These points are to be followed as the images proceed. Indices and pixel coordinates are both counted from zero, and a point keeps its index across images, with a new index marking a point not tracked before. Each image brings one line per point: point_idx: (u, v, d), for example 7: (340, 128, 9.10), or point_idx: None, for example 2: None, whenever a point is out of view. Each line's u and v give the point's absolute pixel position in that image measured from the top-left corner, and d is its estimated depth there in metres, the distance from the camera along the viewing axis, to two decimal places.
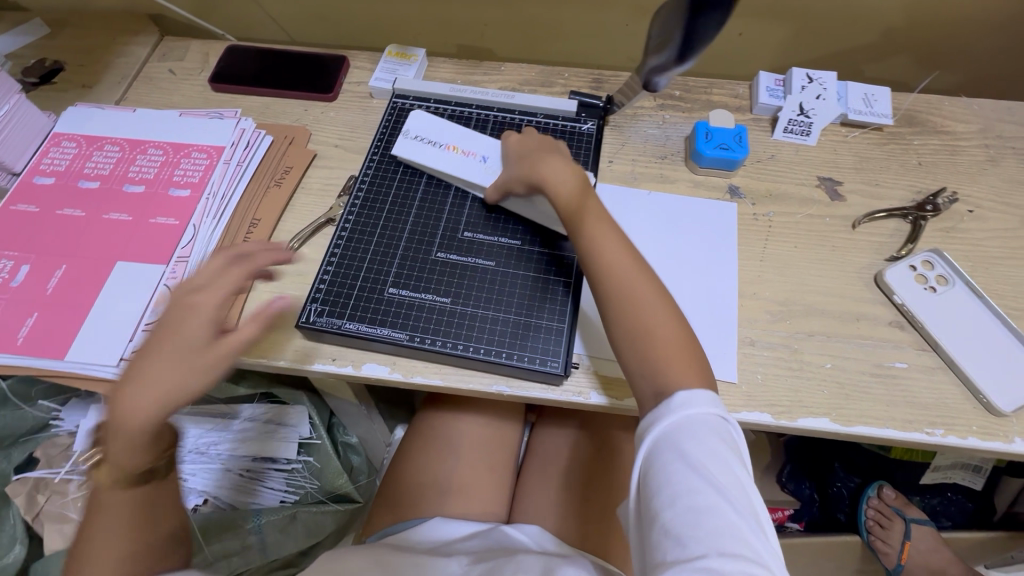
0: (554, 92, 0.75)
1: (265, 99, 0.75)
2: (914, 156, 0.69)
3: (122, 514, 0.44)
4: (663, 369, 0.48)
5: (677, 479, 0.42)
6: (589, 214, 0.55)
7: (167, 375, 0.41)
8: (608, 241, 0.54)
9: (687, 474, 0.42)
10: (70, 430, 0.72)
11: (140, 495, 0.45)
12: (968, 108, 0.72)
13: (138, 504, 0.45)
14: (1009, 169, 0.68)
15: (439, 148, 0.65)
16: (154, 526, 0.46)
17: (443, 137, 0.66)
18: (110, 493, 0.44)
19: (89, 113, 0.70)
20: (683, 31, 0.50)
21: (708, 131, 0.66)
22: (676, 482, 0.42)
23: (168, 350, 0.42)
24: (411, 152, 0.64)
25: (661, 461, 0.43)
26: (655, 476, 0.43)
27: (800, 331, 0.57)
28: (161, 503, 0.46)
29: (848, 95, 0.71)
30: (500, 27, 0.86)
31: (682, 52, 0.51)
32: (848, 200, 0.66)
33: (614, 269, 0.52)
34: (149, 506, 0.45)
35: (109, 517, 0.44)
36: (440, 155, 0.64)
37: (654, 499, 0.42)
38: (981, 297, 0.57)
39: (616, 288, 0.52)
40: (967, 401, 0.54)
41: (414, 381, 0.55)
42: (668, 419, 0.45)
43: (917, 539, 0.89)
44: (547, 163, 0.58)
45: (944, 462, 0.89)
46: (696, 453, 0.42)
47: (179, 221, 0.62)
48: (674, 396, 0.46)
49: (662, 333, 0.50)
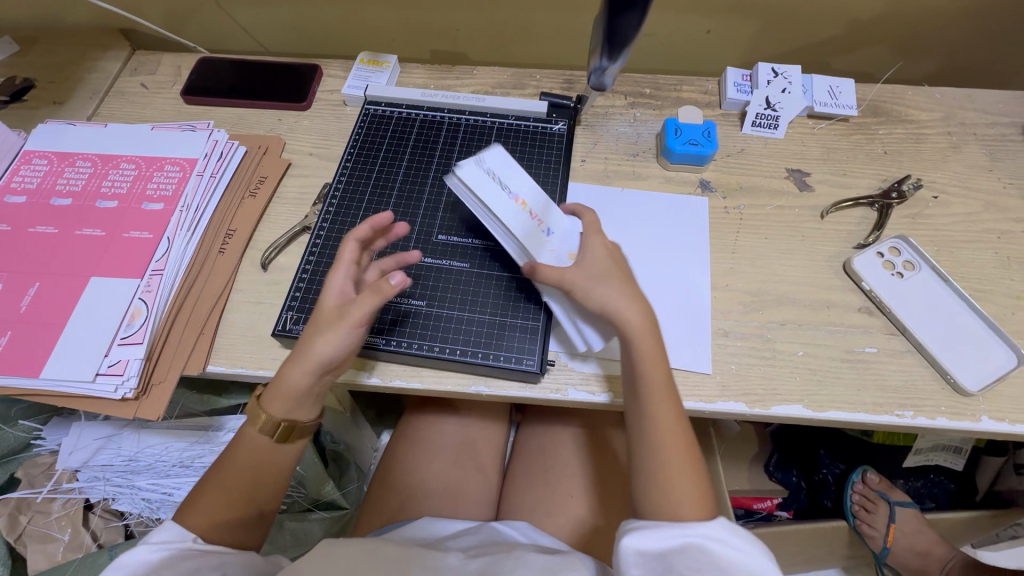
0: (526, 94, 0.76)
1: (238, 110, 0.75)
2: (879, 145, 0.70)
3: (246, 461, 0.51)
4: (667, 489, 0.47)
5: (708, 570, 0.42)
6: (659, 380, 0.50)
7: (314, 337, 0.50)
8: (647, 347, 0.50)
9: (720, 570, 0.42)
10: (53, 448, 0.72)
11: (270, 444, 0.52)
12: (931, 97, 0.74)
13: (260, 453, 0.52)
14: (972, 155, 0.69)
15: (508, 196, 0.55)
16: (258, 483, 0.51)
17: (520, 187, 0.56)
18: (253, 433, 0.52)
19: (60, 130, 0.70)
20: (608, 33, 0.52)
21: (678, 128, 0.67)
22: (707, 572, 0.41)
23: (320, 314, 0.51)
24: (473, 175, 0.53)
25: (692, 554, 0.42)
26: (687, 559, 0.42)
27: (772, 321, 0.58)
28: (274, 464, 0.52)
29: (814, 87, 0.72)
30: (472, 32, 0.87)
31: (612, 51, 0.54)
32: (817, 190, 0.67)
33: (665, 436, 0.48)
34: (265, 461, 0.52)
35: (235, 462, 0.51)
36: (506, 204, 0.54)
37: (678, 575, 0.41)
38: (947, 281, 0.58)
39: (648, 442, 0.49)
40: (935, 382, 0.55)
41: (393, 385, 0.56)
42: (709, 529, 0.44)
43: (900, 520, 0.91)
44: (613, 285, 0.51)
45: (925, 445, 0.91)
46: (731, 560, 0.42)
47: (152, 234, 0.62)
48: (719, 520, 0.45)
49: (684, 493, 0.47)
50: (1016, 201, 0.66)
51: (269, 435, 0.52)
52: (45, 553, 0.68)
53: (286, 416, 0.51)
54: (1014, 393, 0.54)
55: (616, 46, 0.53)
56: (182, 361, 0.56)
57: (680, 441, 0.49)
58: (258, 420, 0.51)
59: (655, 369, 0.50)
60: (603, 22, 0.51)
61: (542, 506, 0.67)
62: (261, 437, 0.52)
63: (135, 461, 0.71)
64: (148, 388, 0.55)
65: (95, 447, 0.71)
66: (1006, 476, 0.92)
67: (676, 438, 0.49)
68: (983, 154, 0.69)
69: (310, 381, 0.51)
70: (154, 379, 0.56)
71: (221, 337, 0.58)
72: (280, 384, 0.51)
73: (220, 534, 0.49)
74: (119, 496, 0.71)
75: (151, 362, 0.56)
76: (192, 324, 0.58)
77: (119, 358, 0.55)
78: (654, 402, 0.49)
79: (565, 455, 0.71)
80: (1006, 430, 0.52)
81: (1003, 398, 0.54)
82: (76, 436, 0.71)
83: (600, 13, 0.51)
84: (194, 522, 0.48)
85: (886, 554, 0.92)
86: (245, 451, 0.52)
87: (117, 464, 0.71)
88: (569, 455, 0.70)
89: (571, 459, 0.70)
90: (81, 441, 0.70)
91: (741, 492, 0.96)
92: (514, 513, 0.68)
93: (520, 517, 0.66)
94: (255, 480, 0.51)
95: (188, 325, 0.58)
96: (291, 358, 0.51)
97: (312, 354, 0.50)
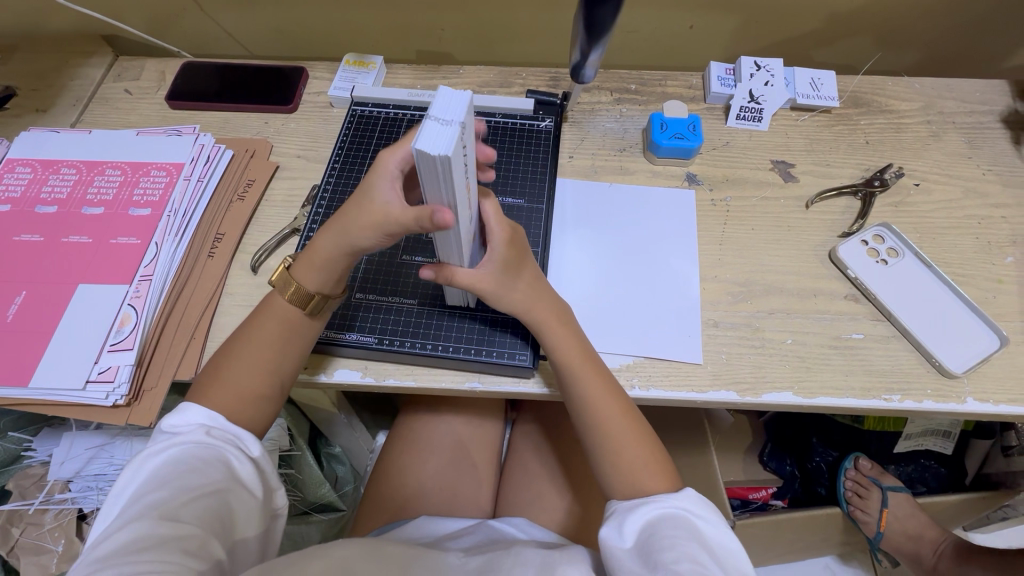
0: (512, 92, 0.77)
1: (224, 114, 0.75)
2: (861, 135, 0.71)
3: (271, 329, 0.51)
4: (636, 480, 0.49)
5: (682, 544, 0.43)
6: (578, 357, 0.51)
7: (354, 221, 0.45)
8: (570, 345, 0.51)
9: (692, 544, 0.43)
10: (43, 459, 0.70)
11: (299, 315, 0.51)
12: (910, 87, 0.75)
13: (288, 323, 0.51)
14: (951, 143, 0.70)
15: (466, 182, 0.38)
16: (285, 353, 0.51)
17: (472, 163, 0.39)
18: (284, 301, 0.51)
19: (44, 137, 0.70)
20: (589, 29, 0.53)
21: (663, 122, 0.68)
22: (681, 546, 0.43)
23: (362, 198, 0.44)
24: (424, 171, 0.34)
25: (668, 523, 0.45)
26: (661, 539, 0.44)
27: (761, 310, 0.59)
28: (303, 336, 0.52)
29: (796, 79, 0.73)
30: (457, 31, 0.87)
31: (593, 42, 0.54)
32: (802, 181, 0.68)
33: (602, 413, 0.51)
34: (291, 333, 0.51)
35: (261, 334, 0.51)
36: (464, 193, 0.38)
37: (656, 557, 0.42)
38: (929, 266, 0.60)
39: (602, 432, 0.51)
40: (920, 365, 0.56)
41: (387, 383, 0.56)
42: (681, 503, 0.46)
43: (893, 506, 0.92)
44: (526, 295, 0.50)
45: (915, 431, 0.92)
46: (702, 529, 0.45)
47: (140, 239, 0.61)
48: (687, 490, 0.48)
49: (651, 477, 0.49)
50: (996, 187, 0.67)
51: (299, 307, 0.51)
52: (37, 564, 0.68)
53: (316, 290, 0.50)
54: (998, 374, 0.55)
55: (594, 38, 0.54)
56: (174, 365, 0.56)
57: (618, 413, 0.51)
58: (288, 290, 0.50)
59: (575, 347, 0.51)
60: (581, 15, 0.52)
61: (538, 501, 0.67)
62: (292, 307, 0.51)
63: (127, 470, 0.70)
64: (139, 394, 0.55)
65: (88, 456, 0.69)
66: (994, 458, 0.94)
67: (612, 412, 0.51)
68: (962, 142, 0.70)
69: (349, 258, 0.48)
70: (145, 385, 0.55)
71: (211, 341, 0.58)
72: (312, 255, 0.49)
73: (248, 408, 0.50)
74: None
75: (142, 368, 0.56)
76: (183, 329, 0.58)
77: (109, 365, 0.54)
78: (585, 389, 0.51)
79: (560, 449, 0.71)
80: (992, 410, 0.54)
81: (987, 379, 0.55)
82: (67, 446, 0.70)
83: (578, 7, 0.52)
84: (221, 401, 0.49)
85: (880, 539, 0.93)
86: (275, 318, 0.51)
87: (111, 473, 0.69)
88: (564, 449, 0.71)
89: (567, 454, 0.70)
90: (73, 451, 0.69)
91: (735, 482, 0.98)
92: (511, 509, 0.68)
93: (516, 512, 0.67)
94: (283, 352, 0.51)
95: (179, 329, 0.58)
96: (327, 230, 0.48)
97: (354, 235, 0.45)
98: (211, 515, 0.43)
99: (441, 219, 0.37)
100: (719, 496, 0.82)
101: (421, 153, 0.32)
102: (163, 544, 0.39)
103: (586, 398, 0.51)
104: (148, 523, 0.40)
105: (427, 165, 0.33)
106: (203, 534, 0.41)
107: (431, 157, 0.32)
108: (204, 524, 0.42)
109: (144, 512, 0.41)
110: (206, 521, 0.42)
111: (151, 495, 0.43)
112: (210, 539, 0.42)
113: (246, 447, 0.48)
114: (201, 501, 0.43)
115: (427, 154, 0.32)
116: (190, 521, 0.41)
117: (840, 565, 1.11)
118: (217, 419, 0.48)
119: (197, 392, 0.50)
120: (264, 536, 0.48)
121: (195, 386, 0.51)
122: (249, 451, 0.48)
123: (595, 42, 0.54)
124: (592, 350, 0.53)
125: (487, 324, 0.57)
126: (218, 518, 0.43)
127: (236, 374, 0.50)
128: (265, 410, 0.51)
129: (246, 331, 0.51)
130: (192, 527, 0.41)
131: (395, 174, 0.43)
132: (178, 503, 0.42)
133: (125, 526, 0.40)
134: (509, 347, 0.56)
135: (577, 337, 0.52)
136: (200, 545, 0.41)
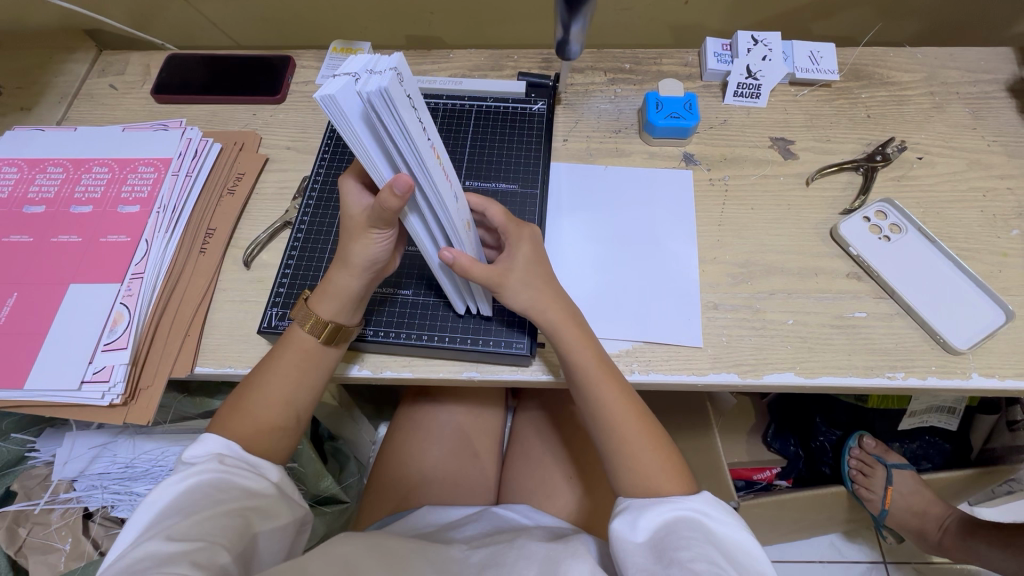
0: (504, 75, 0.75)
1: (211, 107, 0.73)
2: (862, 109, 0.70)
3: (290, 361, 0.51)
4: (644, 476, 0.49)
5: (700, 546, 0.42)
6: (595, 360, 0.50)
7: (349, 244, 0.47)
8: (584, 343, 0.50)
9: (710, 546, 0.42)
10: (48, 460, 0.71)
11: (314, 344, 0.51)
12: (913, 58, 0.73)
13: (306, 355, 0.51)
14: (955, 114, 0.69)
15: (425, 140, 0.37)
16: (302, 386, 0.51)
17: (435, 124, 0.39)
18: (301, 332, 0.51)
19: (29, 137, 0.68)
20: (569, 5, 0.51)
21: (659, 102, 0.66)
22: (698, 548, 0.42)
23: (349, 227, 0.47)
24: (347, 130, 0.34)
25: (684, 524, 0.44)
26: (677, 539, 0.43)
27: (761, 291, 0.58)
28: (320, 366, 0.52)
29: (795, 53, 0.71)
30: (447, 15, 0.86)
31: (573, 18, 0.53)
32: (801, 157, 0.66)
33: (614, 411, 0.50)
34: (309, 364, 0.51)
35: (279, 366, 0.51)
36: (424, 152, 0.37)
37: (671, 555, 0.42)
38: (933, 241, 0.58)
39: (613, 425, 0.50)
40: (926, 343, 0.55)
41: (384, 376, 0.55)
42: (699, 506, 0.46)
43: (898, 483, 0.91)
44: (535, 293, 0.49)
45: (919, 407, 0.90)
46: (719, 533, 0.44)
47: (131, 237, 0.60)
48: (704, 491, 0.48)
49: (667, 480, 0.48)
50: (1001, 158, 0.65)
51: (314, 336, 0.51)
52: (47, 564, 0.66)
53: (331, 318, 0.50)
54: (1004, 349, 0.54)
55: (573, 8, 0.52)
56: (169, 364, 0.56)
57: (633, 413, 0.51)
58: (306, 323, 0.51)
59: (590, 349, 0.50)
60: None
61: (542, 489, 0.67)
62: (309, 338, 0.51)
63: (131, 467, 0.71)
64: (136, 393, 0.55)
65: (91, 456, 0.70)
66: (1000, 432, 0.92)
67: (628, 415, 0.50)
68: (966, 113, 0.69)
69: (364, 284, 0.49)
70: (142, 384, 0.55)
71: (207, 337, 0.57)
72: (325, 284, 0.50)
73: (265, 439, 0.50)
74: (118, 503, 0.70)
75: (137, 367, 0.55)
76: (177, 325, 0.57)
77: (104, 365, 0.54)
78: (597, 384, 0.50)
79: (566, 438, 0.71)
80: (997, 385, 0.53)
81: (992, 354, 0.54)
82: (69, 446, 0.70)
83: None
84: (236, 432, 0.49)
85: (884, 516, 0.92)
86: (291, 349, 0.51)
87: (114, 471, 0.70)
88: (568, 438, 0.71)
89: (574, 444, 0.70)
90: (76, 450, 0.70)
91: (739, 464, 0.97)
92: (513, 497, 0.68)
93: (520, 500, 0.67)
94: (299, 384, 0.51)
95: (173, 325, 0.58)
96: (335, 262, 0.49)
97: (363, 262, 0.47)
98: (223, 531, 0.42)
99: (403, 186, 0.36)
100: (723, 479, 0.82)
101: (325, 101, 0.31)
102: (171, 559, 0.39)
103: (604, 402, 0.50)
104: (156, 542, 0.40)
105: (345, 118, 0.33)
106: (212, 547, 0.41)
107: (364, 96, 0.31)
108: (213, 539, 0.41)
109: (154, 534, 0.41)
110: (216, 536, 0.42)
111: (164, 519, 0.42)
112: (220, 552, 0.41)
113: (261, 471, 0.48)
114: (212, 519, 0.42)
115: (328, 96, 0.31)
116: (200, 537, 0.41)
117: (844, 541, 1.11)
118: (231, 447, 0.48)
119: (217, 424, 0.50)
120: (278, 559, 0.47)
121: (215, 417, 0.51)
122: (263, 474, 0.48)
123: (574, 13, 0.52)
124: (605, 350, 0.52)
125: (486, 316, 0.56)
126: (228, 532, 0.42)
127: (252, 406, 0.50)
128: (282, 441, 0.51)
129: (265, 363, 0.52)
130: (201, 542, 0.40)
131: (360, 185, 0.47)
132: (188, 522, 0.42)
133: (136, 548, 0.40)
134: (511, 337, 0.55)
135: (592, 334, 0.51)
136: (208, 559, 0.40)
